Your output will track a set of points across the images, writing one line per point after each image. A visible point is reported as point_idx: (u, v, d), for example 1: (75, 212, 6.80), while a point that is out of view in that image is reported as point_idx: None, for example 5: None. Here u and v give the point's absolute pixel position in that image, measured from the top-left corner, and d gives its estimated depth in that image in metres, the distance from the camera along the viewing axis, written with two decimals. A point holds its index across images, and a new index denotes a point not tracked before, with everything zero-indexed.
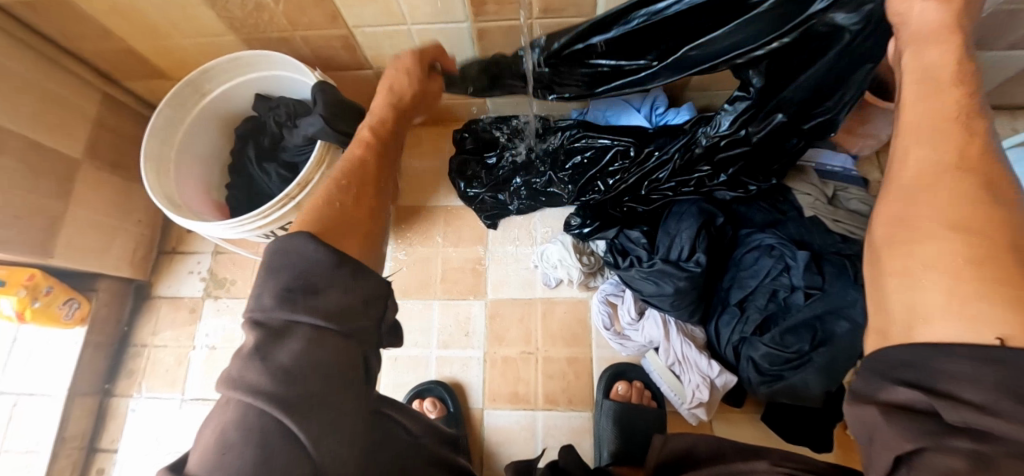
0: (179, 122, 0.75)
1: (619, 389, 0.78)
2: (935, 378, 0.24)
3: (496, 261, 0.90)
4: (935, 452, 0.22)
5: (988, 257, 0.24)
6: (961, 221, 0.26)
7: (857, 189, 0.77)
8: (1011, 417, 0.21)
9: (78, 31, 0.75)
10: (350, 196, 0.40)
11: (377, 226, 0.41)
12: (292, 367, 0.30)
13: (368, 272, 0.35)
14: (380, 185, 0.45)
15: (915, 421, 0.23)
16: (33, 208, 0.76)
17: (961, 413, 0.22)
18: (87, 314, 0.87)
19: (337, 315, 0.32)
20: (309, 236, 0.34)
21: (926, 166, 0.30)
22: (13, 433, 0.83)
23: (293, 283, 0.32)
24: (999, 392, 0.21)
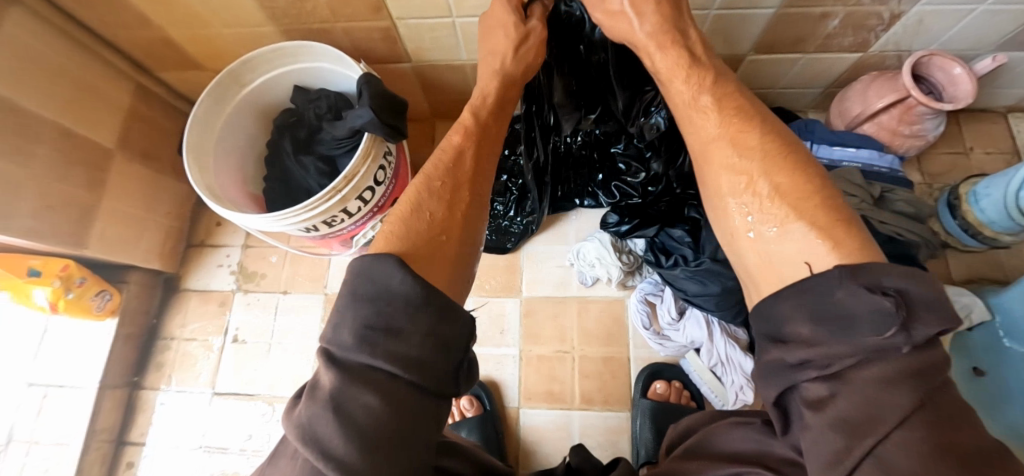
0: (219, 113, 0.74)
1: (658, 388, 0.77)
2: (784, 324, 0.28)
3: (530, 259, 0.89)
4: (803, 386, 0.27)
5: (799, 201, 0.33)
6: (760, 183, 0.35)
7: (902, 190, 0.77)
8: (829, 340, 0.25)
9: (116, 19, 0.73)
10: (440, 209, 0.40)
11: (467, 243, 0.40)
12: (367, 421, 0.27)
13: (457, 312, 0.32)
14: (477, 185, 0.44)
15: (778, 365, 0.28)
16: (66, 198, 0.75)
17: (799, 351, 0.27)
18: (117, 305, 0.87)
19: (421, 363, 0.29)
20: (394, 263, 0.32)
21: (713, 140, 0.40)
22: (45, 423, 0.83)
23: (373, 320, 0.30)
24: (819, 321, 0.26)
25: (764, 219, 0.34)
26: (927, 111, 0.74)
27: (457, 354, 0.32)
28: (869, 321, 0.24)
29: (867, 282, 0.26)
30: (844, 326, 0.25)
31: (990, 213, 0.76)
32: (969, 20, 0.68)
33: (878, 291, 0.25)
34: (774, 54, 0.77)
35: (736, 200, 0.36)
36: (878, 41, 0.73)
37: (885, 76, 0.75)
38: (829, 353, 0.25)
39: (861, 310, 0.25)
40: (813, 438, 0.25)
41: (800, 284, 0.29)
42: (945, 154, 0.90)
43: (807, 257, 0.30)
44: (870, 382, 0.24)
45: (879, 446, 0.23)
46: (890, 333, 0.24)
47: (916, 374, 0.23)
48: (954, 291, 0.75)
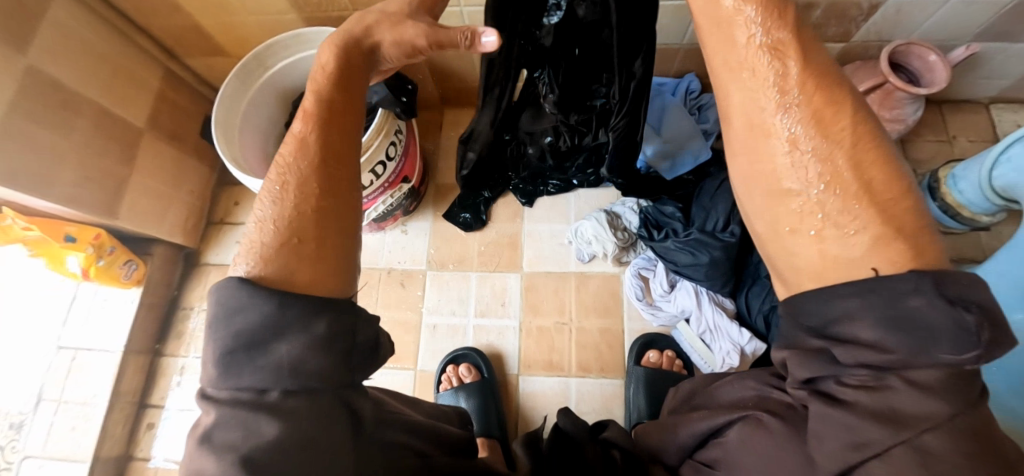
0: (244, 93, 0.80)
1: (650, 356, 0.82)
2: (835, 323, 0.27)
3: (531, 236, 0.94)
4: (844, 379, 0.27)
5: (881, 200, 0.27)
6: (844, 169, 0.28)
7: None
8: (901, 347, 0.24)
9: (151, 6, 0.80)
10: (287, 211, 0.35)
11: (336, 234, 0.35)
12: (249, 442, 0.28)
13: (328, 308, 0.32)
14: (334, 169, 0.37)
15: (822, 355, 0.28)
16: (101, 170, 0.81)
17: (858, 353, 0.26)
18: (143, 275, 0.92)
19: (294, 370, 0.30)
20: (235, 282, 0.31)
21: (791, 95, 0.30)
22: (72, 385, 0.89)
23: (235, 345, 0.30)
24: (884, 328, 0.24)
25: (837, 211, 0.28)
26: (905, 96, 0.79)
27: (344, 345, 0.32)
28: (944, 338, 0.23)
29: (953, 292, 0.23)
30: (914, 338, 0.24)
31: (968, 195, 0.80)
32: (944, 10, 0.73)
33: (956, 305, 0.23)
34: None
35: (802, 186, 0.29)
36: (858, 31, 0.78)
37: (867, 64, 0.80)
38: (891, 363, 0.24)
39: (939, 324, 0.23)
40: (836, 424, 0.26)
41: (860, 284, 0.26)
42: (930, 141, 0.94)
43: (874, 262, 0.26)
44: (923, 388, 0.23)
45: (916, 441, 0.24)
46: (967, 356, 0.23)
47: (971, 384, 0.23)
48: None
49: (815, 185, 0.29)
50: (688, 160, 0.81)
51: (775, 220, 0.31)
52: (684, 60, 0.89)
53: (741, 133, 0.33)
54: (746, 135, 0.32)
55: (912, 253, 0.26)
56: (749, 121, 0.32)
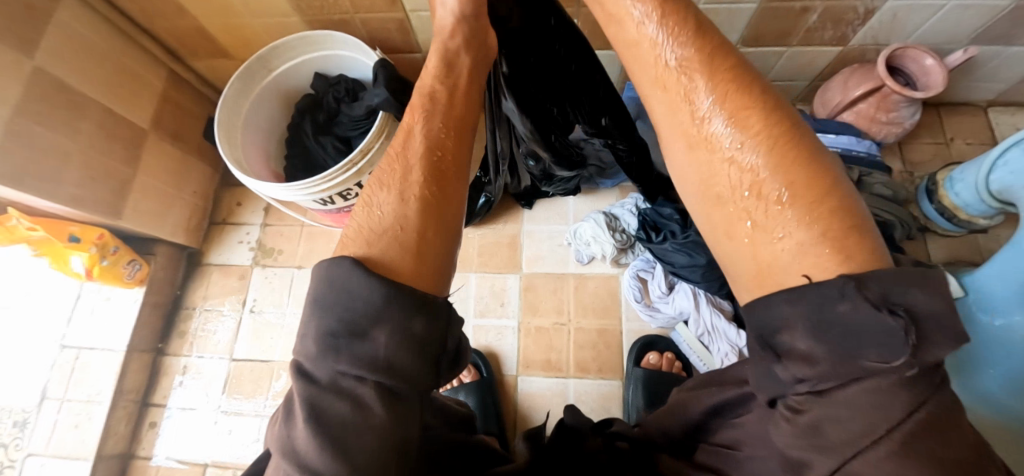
0: (247, 94, 0.81)
1: (650, 358, 0.82)
2: (775, 328, 0.25)
3: (531, 237, 0.94)
4: (789, 393, 0.25)
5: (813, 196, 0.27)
6: (752, 177, 0.29)
7: (881, 174, 0.82)
8: (831, 357, 0.22)
9: (155, 8, 0.81)
10: (391, 200, 0.34)
11: (442, 226, 0.34)
12: (333, 427, 0.27)
13: (431, 304, 0.30)
14: (441, 159, 0.37)
15: (768, 370, 0.26)
16: (104, 170, 0.82)
17: (796, 368, 0.24)
18: (146, 275, 0.93)
19: (390, 365, 0.28)
20: (352, 263, 0.29)
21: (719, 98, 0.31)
22: (76, 383, 0.89)
23: (337, 326, 0.28)
24: (816, 334, 0.23)
25: (765, 217, 0.28)
26: (902, 100, 0.79)
27: (439, 344, 0.31)
28: (871, 341, 0.21)
29: (878, 296, 0.22)
30: (841, 345, 0.22)
31: (965, 197, 0.80)
32: (940, 15, 0.74)
33: (885, 307, 0.21)
34: (760, 46, 0.83)
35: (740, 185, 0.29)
36: (856, 35, 0.79)
37: (863, 68, 0.81)
38: (826, 373, 0.23)
39: (866, 328, 0.22)
40: (794, 444, 0.24)
41: (793, 289, 0.24)
42: (928, 143, 0.95)
43: (807, 268, 0.25)
44: (853, 402, 0.22)
45: (861, 456, 0.22)
46: (896, 362, 0.21)
47: (920, 388, 0.21)
48: None
49: (743, 191, 0.29)
50: None
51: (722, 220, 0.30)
52: None
53: (682, 153, 0.34)
54: (687, 152, 0.33)
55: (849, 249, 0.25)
56: (684, 138, 0.33)
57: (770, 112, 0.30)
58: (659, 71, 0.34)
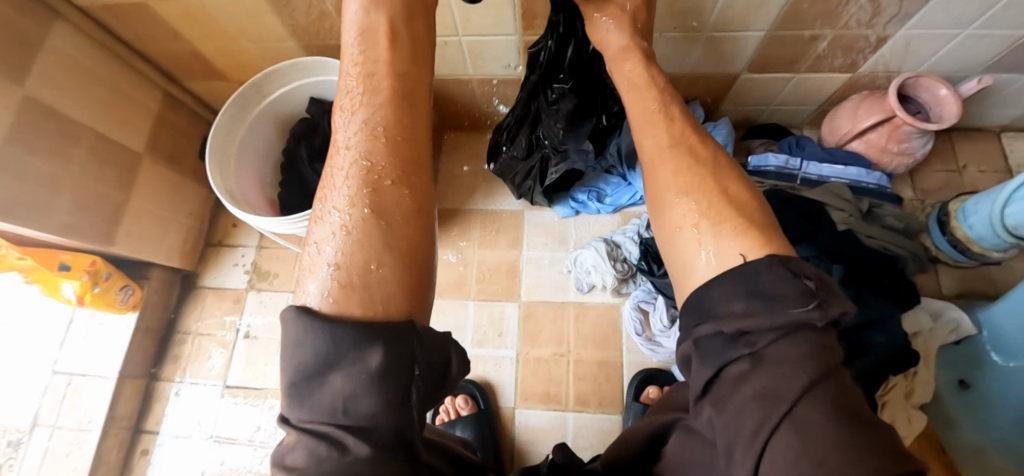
0: (241, 120, 0.79)
1: (651, 393, 0.80)
2: (714, 305, 0.29)
3: (530, 263, 0.92)
4: (728, 363, 0.27)
5: (741, 204, 0.34)
6: (712, 187, 0.35)
7: (891, 206, 0.80)
8: (761, 312, 0.26)
9: (149, 32, 0.79)
10: (334, 232, 0.29)
11: (407, 248, 0.29)
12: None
13: (378, 333, 0.25)
14: (379, 172, 0.31)
15: (710, 341, 0.28)
16: (97, 197, 0.80)
17: (737, 322, 0.27)
18: (139, 300, 0.92)
19: (349, 410, 0.24)
20: (296, 313, 0.26)
21: (668, 129, 0.40)
22: (67, 410, 0.88)
23: (293, 374, 0.25)
24: (750, 297, 0.27)
25: (712, 221, 0.33)
26: (914, 131, 0.77)
27: (406, 374, 0.25)
28: (791, 299, 0.26)
29: (791, 268, 0.28)
30: (770, 303, 0.26)
31: (978, 230, 0.78)
32: (953, 44, 0.71)
33: (800, 277, 0.27)
34: (767, 73, 0.81)
35: (683, 197, 0.35)
36: (866, 62, 0.76)
37: (874, 96, 0.78)
38: (757, 327, 0.26)
39: (787, 290, 0.27)
40: (730, 416, 0.26)
41: (731, 271, 0.29)
42: (939, 170, 0.92)
43: (742, 251, 0.30)
44: (785, 359, 0.25)
45: (793, 414, 0.24)
46: (811, 307, 0.26)
47: (825, 346, 0.26)
48: (937, 305, 0.78)
49: (693, 217, 0.34)
50: None
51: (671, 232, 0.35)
52: (687, 88, 0.87)
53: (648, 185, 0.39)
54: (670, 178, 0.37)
55: (765, 240, 0.31)
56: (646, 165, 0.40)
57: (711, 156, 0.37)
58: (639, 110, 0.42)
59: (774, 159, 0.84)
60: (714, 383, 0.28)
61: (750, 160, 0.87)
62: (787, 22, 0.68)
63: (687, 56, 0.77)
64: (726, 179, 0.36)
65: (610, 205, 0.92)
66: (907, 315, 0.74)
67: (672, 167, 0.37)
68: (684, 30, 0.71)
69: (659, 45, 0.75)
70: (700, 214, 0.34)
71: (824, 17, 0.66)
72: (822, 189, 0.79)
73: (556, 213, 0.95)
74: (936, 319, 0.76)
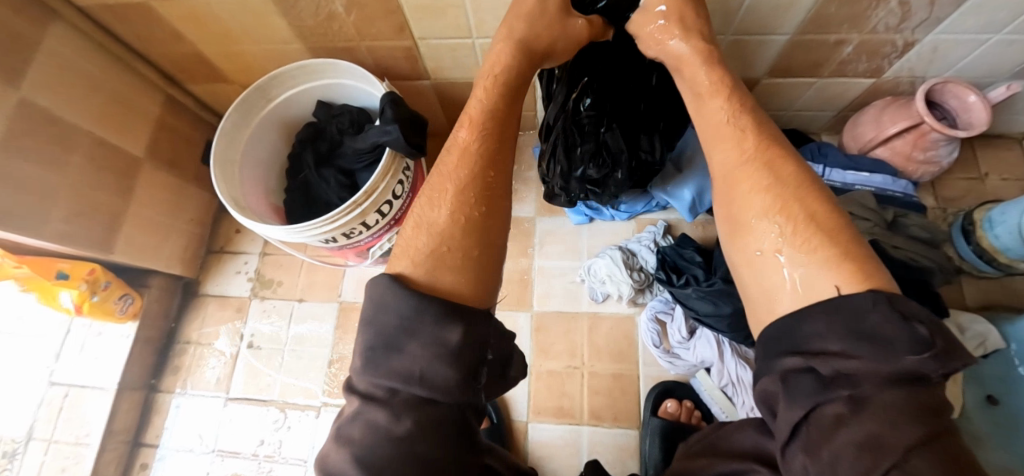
0: (245, 126, 0.77)
1: (668, 406, 0.77)
2: (807, 340, 0.30)
3: (542, 273, 0.90)
4: (824, 405, 0.28)
5: (829, 228, 0.34)
6: (798, 210, 0.35)
7: (916, 215, 0.78)
8: (865, 354, 0.27)
9: (151, 33, 0.76)
10: (441, 215, 0.38)
11: (490, 241, 0.39)
12: (368, 434, 0.30)
13: (463, 315, 0.33)
14: (487, 181, 0.40)
15: (799, 380, 0.29)
16: (96, 204, 0.78)
17: (835, 364, 0.28)
18: (139, 309, 0.89)
19: (422, 378, 0.31)
20: (388, 281, 0.34)
21: (742, 145, 0.40)
22: (65, 423, 0.85)
23: (376, 341, 0.32)
24: (851, 336, 0.28)
25: (791, 235, 0.35)
26: (940, 138, 0.74)
27: (471, 357, 0.32)
28: (904, 345, 0.26)
29: (899, 310, 0.28)
30: (877, 345, 0.27)
31: (1005, 241, 0.75)
32: (980, 50, 0.69)
33: (910, 320, 0.27)
34: (788, 77, 0.78)
35: (763, 219, 0.36)
36: (891, 68, 0.74)
37: (900, 102, 0.76)
38: (861, 369, 0.27)
39: (896, 333, 0.27)
40: (825, 462, 0.26)
41: (826, 304, 0.30)
42: (960, 178, 0.90)
43: (837, 281, 0.31)
44: (887, 408, 0.25)
45: (903, 466, 0.24)
46: (925, 356, 0.26)
47: (932, 402, 0.26)
48: (965, 318, 0.75)
49: (774, 235, 0.35)
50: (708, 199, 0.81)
51: (749, 256, 0.37)
52: None
53: (723, 207, 0.41)
54: (745, 196, 0.38)
55: (861, 272, 0.31)
56: (722, 184, 0.41)
57: (797, 173, 0.38)
58: (722, 120, 0.43)
59: None
60: (805, 424, 0.28)
61: None
62: (812, 26, 0.66)
63: None
64: (811, 196, 0.36)
65: (624, 211, 0.89)
66: None
67: (750, 186, 0.38)
68: None
69: None
70: (783, 240, 0.35)
71: (852, 21, 0.64)
72: (846, 198, 0.77)
73: (569, 221, 0.92)
74: (963, 333, 0.73)
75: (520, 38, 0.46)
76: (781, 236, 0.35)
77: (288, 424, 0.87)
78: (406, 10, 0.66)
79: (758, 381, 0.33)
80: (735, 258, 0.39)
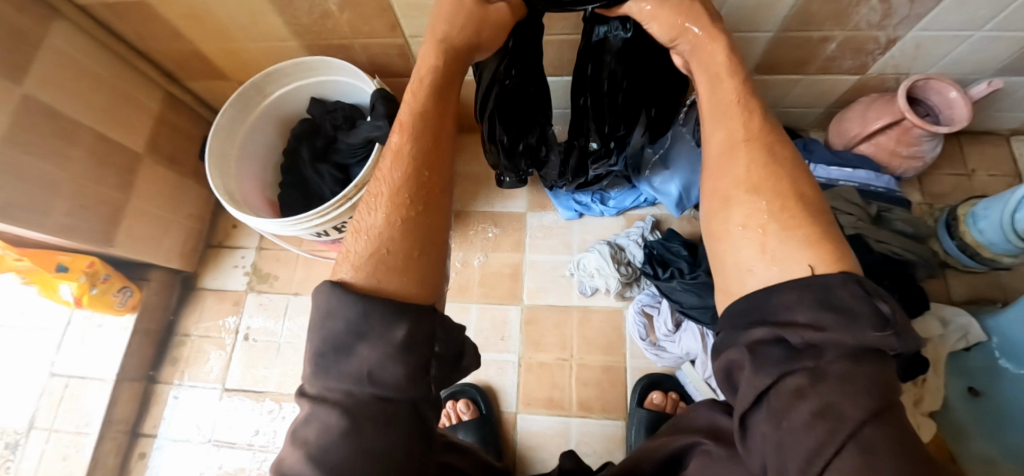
0: (241, 121, 0.79)
1: (654, 398, 0.79)
2: (778, 313, 0.31)
3: (533, 267, 0.91)
4: (786, 375, 0.28)
5: (811, 210, 0.35)
6: (786, 188, 0.36)
7: (901, 210, 0.79)
8: (833, 325, 0.28)
9: (150, 32, 0.78)
10: (379, 220, 0.37)
11: (432, 239, 0.37)
12: (321, 433, 0.30)
13: (405, 313, 0.32)
14: (423, 179, 0.39)
15: (766, 350, 0.30)
16: (97, 198, 0.79)
17: (805, 334, 0.29)
18: (138, 302, 0.91)
19: (372, 377, 0.31)
20: (328, 286, 0.33)
21: (748, 123, 0.40)
22: (66, 413, 0.87)
23: (324, 344, 0.32)
24: (820, 309, 0.29)
25: (778, 210, 0.35)
26: (924, 134, 0.75)
27: (421, 352, 0.32)
28: (867, 320, 0.28)
29: (865, 288, 0.29)
30: (844, 318, 0.28)
31: (988, 235, 0.76)
32: (965, 46, 0.70)
33: (873, 298, 0.29)
34: (775, 74, 0.80)
35: (751, 196, 0.37)
36: (876, 64, 0.75)
37: (885, 97, 0.77)
38: (828, 341, 0.28)
39: (862, 308, 0.28)
40: (787, 429, 0.27)
41: (799, 280, 0.31)
42: (948, 174, 0.91)
43: (812, 261, 0.32)
44: (848, 379, 0.27)
45: (860, 434, 0.25)
46: (885, 332, 0.28)
47: (890, 376, 0.28)
48: (949, 311, 0.76)
49: (761, 205, 0.36)
50: (695, 194, 0.83)
51: (725, 229, 0.38)
52: None
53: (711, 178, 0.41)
54: (743, 171, 0.38)
55: (835, 255, 0.32)
56: (717, 159, 0.41)
57: (786, 160, 0.38)
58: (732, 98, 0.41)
59: None
60: (767, 394, 0.29)
61: None
62: (796, 23, 0.67)
63: None
64: (797, 180, 0.37)
65: (613, 207, 0.90)
66: (916, 321, 0.73)
67: (746, 161, 0.38)
68: None
69: None
70: (767, 215, 0.35)
71: (834, 18, 0.65)
72: (831, 193, 0.78)
73: (559, 216, 0.94)
74: (945, 326, 0.74)
75: (443, 34, 0.44)
76: (764, 210, 0.35)
77: (283, 415, 0.89)
78: (398, 8, 0.67)
79: (722, 354, 0.34)
80: (708, 227, 0.40)
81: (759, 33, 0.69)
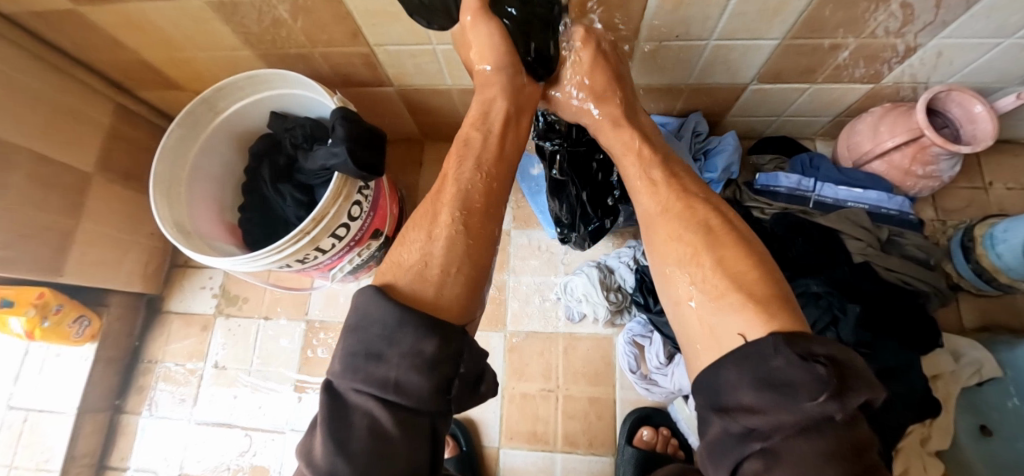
0: (192, 141, 0.72)
1: (644, 434, 0.75)
2: (724, 393, 0.31)
3: (516, 290, 0.86)
4: (745, 461, 0.29)
5: (740, 275, 0.36)
6: (710, 253, 0.39)
7: (912, 234, 0.73)
8: (771, 404, 0.28)
9: (87, 41, 0.70)
10: (427, 237, 0.42)
11: (465, 264, 0.41)
12: (337, 427, 0.31)
13: (439, 330, 0.34)
14: (471, 204, 0.45)
15: (726, 433, 0.30)
16: (42, 226, 0.73)
17: (746, 419, 0.29)
18: (98, 330, 0.86)
19: (397, 384, 0.32)
20: (373, 292, 0.36)
21: (662, 190, 0.45)
22: (27, 449, 0.83)
23: (358, 347, 0.34)
24: (757, 387, 0.29)
25: (703, 280, 0.38)
26: (942, 152, 0.69)
27: (446, 370, 0.34)
28: (803, 389, 0.27)
29: (801, 350, 0.29)
30: (781, 393, 0.28)
31: (1008, 260, 0.70)
32: (994, 53, 0.62)
33: (809, 361, 0.28)
34: (779, 83, 0.72)
35: (680, 268, 0.40)
36: (892, 73, 0.68)
37: (900, 109, 0.70)
38: (770, 423, 0.27)
39: (799, 378, 0.27)
40: None
41: (736, 353, 0.32)
42: (962, 188, 0.84)
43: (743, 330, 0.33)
44: (796, 463, 0.26)
45: None
46: (823, 400, 0.26)
47: (843, 441, 0.26)
48: (960, 343, 0.71)
49: (689, 287, 0.38)
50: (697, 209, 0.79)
51: (672, 304, 0.41)
52: (686, 100, 0.80)
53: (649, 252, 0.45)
54: (665, 239, 0.42)
55: (769, 313, 0.33)
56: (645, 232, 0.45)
57: (714, 218, 0.41)
58: (640, 176, 0.48)
59: (785, 179, 0.78)
60: None
61: (758, 177, 0.80)
62: (808, 29, 0.58)
63: (691, 65, 0.69)
64: (730, 242, 0.39)
65: None
66: (927, 358, 0.67)
67: (665, 232, 0.42)
68: (687, 38, 0.62)
69: (658, 54, 0.66)
70: (697, 286, 0.38)
71: (849, 25, 0.57)
72: (837, 215, 0.72)
73: (545, 233, 0.88)
74: (957, 360, 0.69)
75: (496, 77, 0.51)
76: (694, 281, 0.38)
77: (254, 450, 0.84)
78: (356, 15, 0.59)
79: (695, 432, 0.34)
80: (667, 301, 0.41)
81: (765, 40, 0.61)
